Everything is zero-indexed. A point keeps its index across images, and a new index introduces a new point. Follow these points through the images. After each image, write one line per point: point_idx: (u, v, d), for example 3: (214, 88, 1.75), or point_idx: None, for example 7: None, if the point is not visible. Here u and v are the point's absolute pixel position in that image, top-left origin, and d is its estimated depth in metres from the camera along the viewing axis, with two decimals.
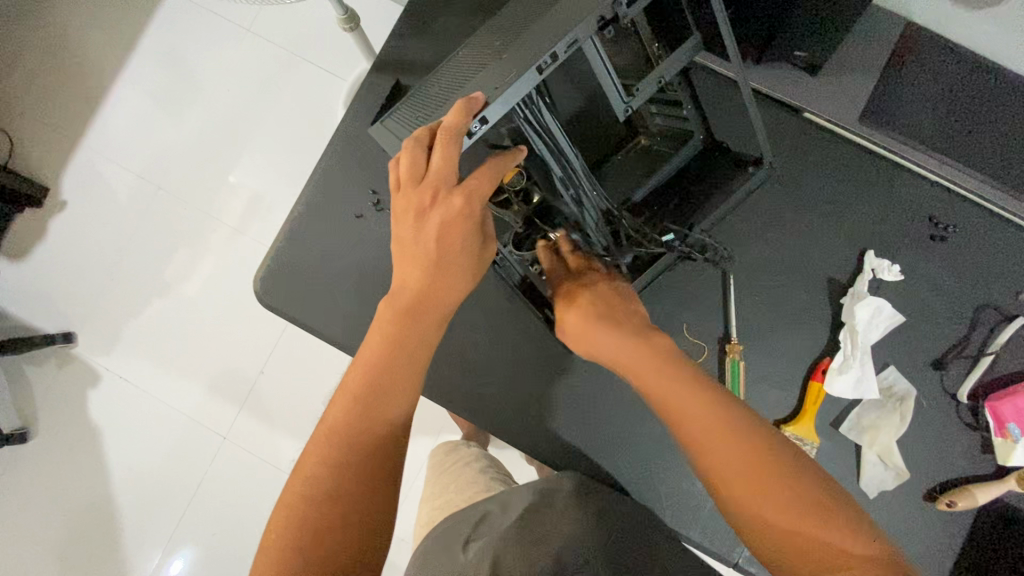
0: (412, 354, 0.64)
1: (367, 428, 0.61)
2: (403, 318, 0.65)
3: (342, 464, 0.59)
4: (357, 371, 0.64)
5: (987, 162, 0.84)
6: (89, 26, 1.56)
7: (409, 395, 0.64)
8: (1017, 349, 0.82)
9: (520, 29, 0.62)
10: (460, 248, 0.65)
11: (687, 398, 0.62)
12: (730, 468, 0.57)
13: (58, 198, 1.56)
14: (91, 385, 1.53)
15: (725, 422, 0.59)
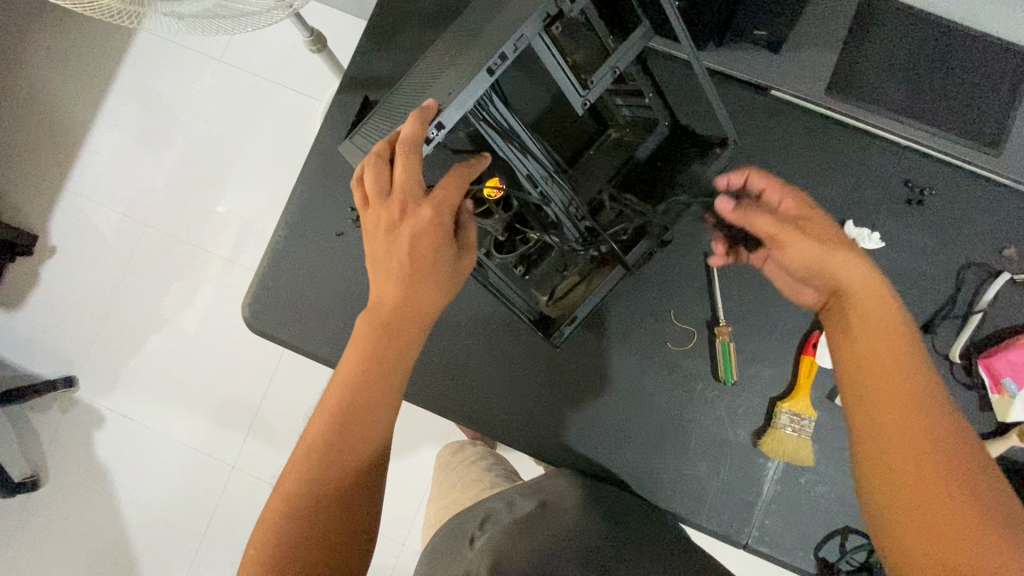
0: (390, 370, 0.64)
1: (349, 445, 0.62)
2: (380, 328, 0.64)
3: (322, 483, 0.60)
4: (337, 383, 0.64)
5: (964, 121, 0.82)
6: (61, 73, 1.57)
7: (389, 412, 0.64)
8: (1004, 304, 0.83)
9: (473, 36, 0.64)
10: (435, 259, 0.64)
11: (897, 377, 0.53)
12: (899, 449, 0.51)
13: (47, 244, 1.57)
14: (96, 426, 1.53)
15: (930, 421, 0.51)
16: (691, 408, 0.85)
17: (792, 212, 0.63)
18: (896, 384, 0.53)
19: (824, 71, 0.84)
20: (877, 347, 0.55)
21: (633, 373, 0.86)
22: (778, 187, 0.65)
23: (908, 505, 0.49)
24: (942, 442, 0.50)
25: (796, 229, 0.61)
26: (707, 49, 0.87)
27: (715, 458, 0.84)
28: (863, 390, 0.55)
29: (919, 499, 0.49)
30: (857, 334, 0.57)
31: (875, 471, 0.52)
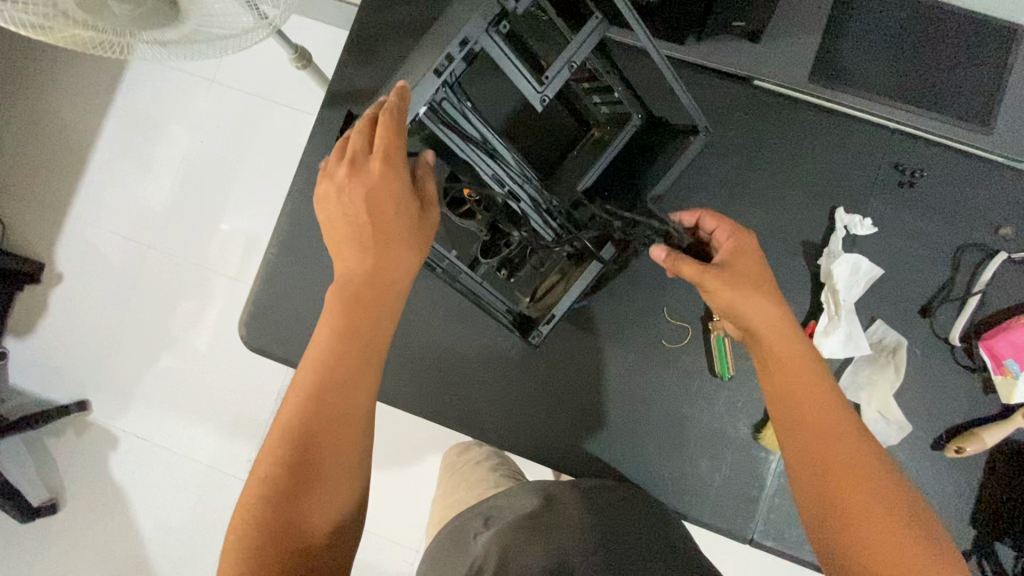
0: (365, 354, 0.57)
1: (321, 440, 0.54)
2: (350, 303, 0.58)
3: (292, 482, 0.52)
4: (305, 370, 0.56)
5: (951, 101, 0.82)
6: (58, 103, 1.59)
7: (366, 403, 0.56)
8: (1003, 284, 0.81)
9: (436, 47, 0.65)
10: (395, 215, 0.58)
11: (825, 415, 0.55)
12: (845, 492, 0.51)
13: (53, 271, 1.59)
14: (112, 447, 1.55)
15: (859, 454, 0.53)
16: (689, 405, 0.84)
17: (730, 250, 0.64)
18: (828, 422, 0.55)
19: (807, 58, 0.84)
20: (798, 387, 0.57)
21: (629, 373, 0.86)
22: (726, 227, 0.66)
23: (869, 549, 0.49)
24: (875, 475, 0.52)
25: (728, 272, 0.61)
26: (687, 42, 0.86)
27: (716, 454, 0.84)
28: (797, 433, 0.55)
29: (875, 540, 0.49)
30: (779, 374, 0.58)
31: (827, 520, 0.52)
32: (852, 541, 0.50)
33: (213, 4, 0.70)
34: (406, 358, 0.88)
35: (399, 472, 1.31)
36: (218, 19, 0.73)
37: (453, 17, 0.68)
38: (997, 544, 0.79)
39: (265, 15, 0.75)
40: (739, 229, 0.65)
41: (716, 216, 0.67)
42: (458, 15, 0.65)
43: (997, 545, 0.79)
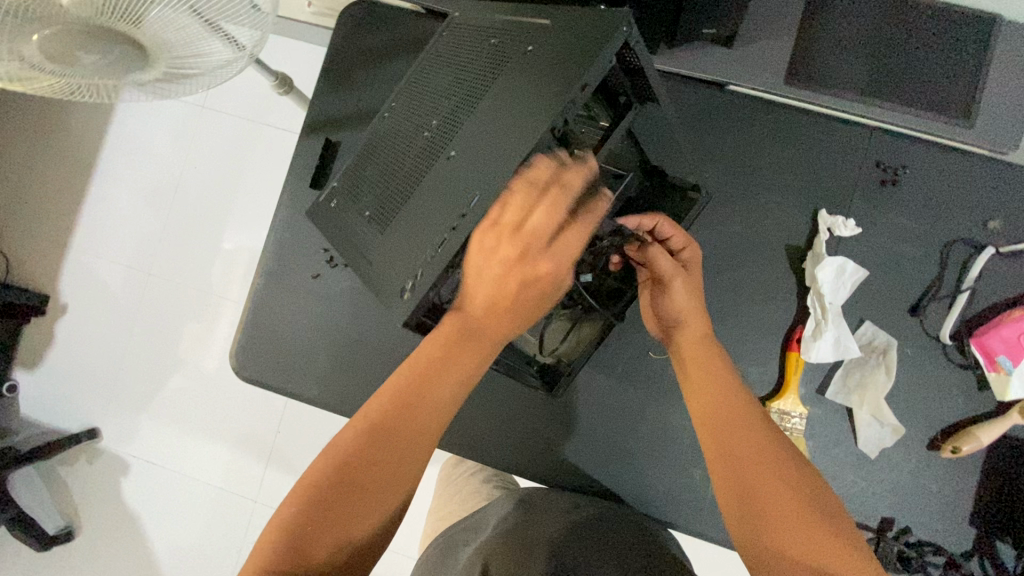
0: (441, 394, 0.58)
1: (371, 480, 0.55)
2: (476, 335, 0.59)
3: (331, 517, 0.53)
4: (397, 395, 0.58)
5: (934, 96, 0.79)
6: (47, 126, 1.53)
7: (428, 446, 0.58)
8: (993, 280, 0.80)
9: (458, 120, 0.61)
10: (521, 297, 0.58)
11: (736, 399, 0.64)
12: (750, 462, 0.60)
13: (58, 302, 1.54)
14: (123, 473, 1.52)
15: (763, 432, 0.62)
16: (680, 415, 0.84)
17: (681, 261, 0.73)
18: (734, 401, 0.64)
19: (780, 60, 0.82)
20: (715, 373, 0.67)
21: (619, 386, 0.86)
22: (682, 236, 0.72)
23: (758, 503, 0.58)
24: (777, 449, 0.60)
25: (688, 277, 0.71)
26: (661, 51, 0.85)
27: (709, 464, 0.83)
28: (712, 411, 0.65)
29: (771, 502, 0.57)
30: (701, 363, 0.68)
31: (734, 481, 0.60)
32: (751, 499, 0.58)
33: (188, 45, 0.72)
34: None
35: None
36: (197, 57, 0.75)
37: (468, 75, 0.63)
38: (998, 543, 0.78)
39: (241, 45, 0.77)
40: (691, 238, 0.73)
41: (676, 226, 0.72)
42: (481, 87, 0.61)
43: (998, 545, 0.78)
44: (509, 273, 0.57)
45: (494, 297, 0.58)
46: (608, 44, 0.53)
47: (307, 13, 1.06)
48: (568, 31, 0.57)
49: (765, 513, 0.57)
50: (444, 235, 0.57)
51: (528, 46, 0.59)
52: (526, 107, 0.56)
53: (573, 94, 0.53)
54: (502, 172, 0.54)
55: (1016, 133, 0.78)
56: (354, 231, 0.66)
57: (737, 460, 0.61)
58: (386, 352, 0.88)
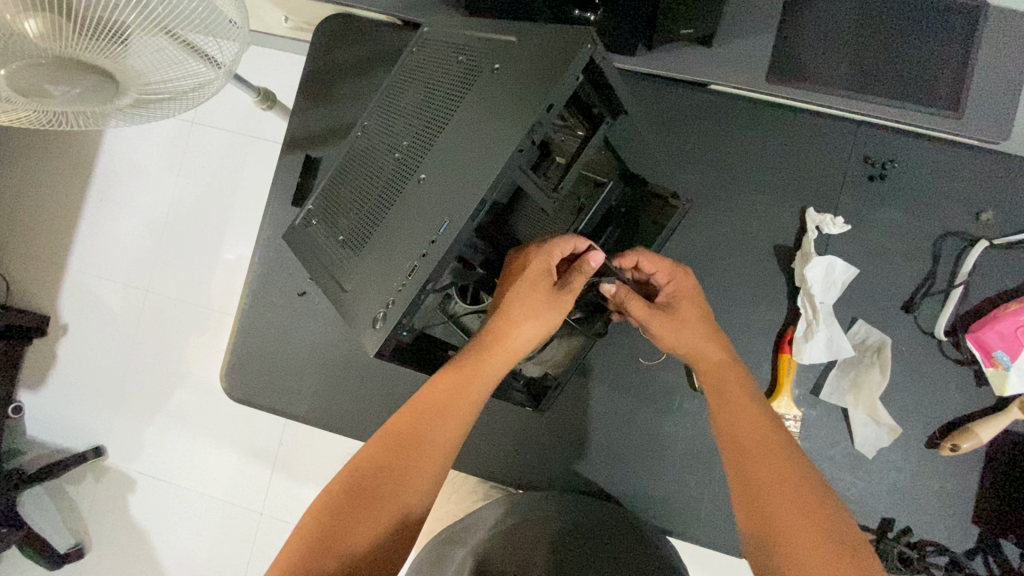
0: (450, 417, 0.63)
1: (379, 487, 0.59)
2: (488, 361, 0.65)
3: (341, 517, 0.57)
4: (411, 412, 0.63)
5: (920, 87, 0.77)
6: (37, 144, 1.48)
7: (435, 467, 0.61)
8: (987, 273, 0.79)
9: (428, 140, 0.60)
10: (518, 330, 0.65)
11: (765, 428, 0.60)
12: (782, 501, 0.54)
13: (59, 322, 1.47)
14: (128, 490, 1.44)
15: (797, 463, 0.57)
16: (673, 421, 0.83)
17: (667, 295, 0.71)
18: (759, 429, 0.60)
19: (762, 56, 0.80)
20: (741, 405, 0.63)
21: (611, 394, 0.85)
22: (664, 270, 0.70)
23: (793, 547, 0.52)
24: (810, 484, 0.55)
25: (666, 317, 0.68)
26: (637, 52, 0.82)
27: (703, 469, 0.82)
28: (737, 441, 0.60)
29: (806, 546, 0.51)
30: (719, 393, 0.64)
31: (766, 520, 0.54)
32: (785, 541, 0.52)
33: (163, 69, 0.72)
34: (386, 397, 0.87)
35: None
36: (175, 80, 0.75)
37: (438, 94, 0.62)
38: (1002, 540, 0.77)
39: (218, 63, 0.76)
40: (676, 268, 0.71)
41: (656, 258, 0.69)
42: (450, 107, 0.60)
43: (1001, 542, 0.77)
44: (523, 307, 0.64)
45: (506, 329, 0.65)
46: (572, 65, 0.52)
47: (285, 28, 1.05)
48: (535, 50, 0.56)
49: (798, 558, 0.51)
50: (413, 262, 0.56)
51: (496, 64, 0.58)
52: (493, 130, 0.55)
53: (538, 117, 0.52)
54: (470, 197, 0.54)
55: (1005, 122, 0.77)
56: (328, 255, 0.66)
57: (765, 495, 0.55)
58: (375, 367, 0.87)
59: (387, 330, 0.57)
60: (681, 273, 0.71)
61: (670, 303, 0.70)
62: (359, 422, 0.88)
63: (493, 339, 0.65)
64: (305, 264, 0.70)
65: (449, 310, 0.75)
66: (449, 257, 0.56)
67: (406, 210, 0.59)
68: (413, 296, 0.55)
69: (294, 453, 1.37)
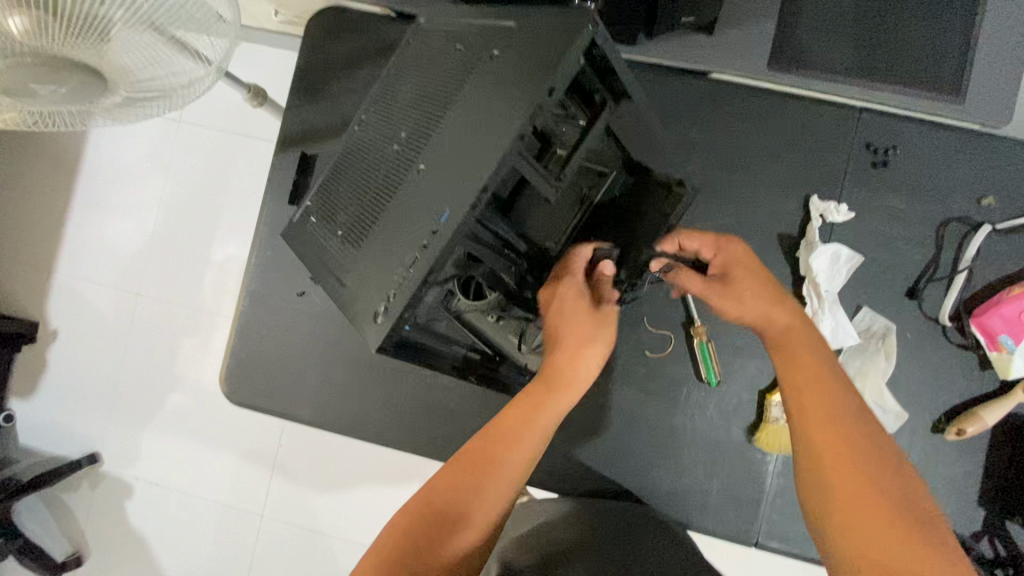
0: (525, 440, 0.61)
1: (459, 506, 0.56)
2: (560, 392, 0.64)
3: (425, 535, 0.54)
4: (486, 434, 0.61)
5: (921, 74, 0.76)
6: (19, 148, 1.44)
7: (514, 483, 0.59)
8: (989, 257, 0.79)
9: (427, 131, 0.59)
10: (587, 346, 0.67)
11: (830, 392, 0.55)
12: (838, 468, 0.52)
13: (48, 328, 1.44)
14: (125, 497, 1.41)
15: (855, 427, 0.53)
16: (680, 413, 0.83)
17: (719, 266, 0.70)
18: (824, 396, 0.55)
19: (763, 43, 0.79)
20: (812, 368, 0.57)
21: (617, 388, 0.84)
22: (708, 244, 0.71)
23: (846, 512, 0.50)
24: (874, 453, 0.52)
25: (722, 287, 0.67)
26: (640, 41, 0.81)
27: (712, 460, 0.82)
28: (798, 408, 0.56)
29: (859, 508, 0.49)
30: (789, 356, 0.59)
31: (820, 486, 0.52)
32: (835, 502, 0.51)
33: (151, 67, 0.70)
34: (390, 396, 0.86)
35: (406, 489, 1.32)
36: (164, 77, 0.73)
37: (435, 82, 0.61)
38: (1009, 523, 0.77)
39: (209, 60, 0.74)
40: (721, 240, 0.71)
41: (697, 235, 0.71)
42: (449, 96, 0.58)
43: (1008, 524, 0.77)
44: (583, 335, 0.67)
45: (563, 361, 0.66)
46: (573, 48, 0.51)
47: (275, 22, 1.03)
48: (534, 35, 0.54)
49: (846, 524, 0.50)
50: (415, 254, 0.55)
51: (495, 50, 0.57)
52: (494, 117, 0.54)
53: (540, 102, 0.52)
54: (473, 187, 0.53)
55: (1007, 105, 0.76)
56: (327, 250, 0.65)
57: (823, 465, 0.52)
58: (378, 366, 0.86)
59: (390, 324, 0.56)
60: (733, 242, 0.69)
61: (724, 271, 0.68)
62: (362, 422, 0.87)
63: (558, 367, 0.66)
64: (303, 260, 0.69)
65: (451, 306, 0.73)
66: (451, 247, 0.55)
67: (406, 203, 0.58)
68: (417, 289, 0.55)
69: (294, 456, 1.35)
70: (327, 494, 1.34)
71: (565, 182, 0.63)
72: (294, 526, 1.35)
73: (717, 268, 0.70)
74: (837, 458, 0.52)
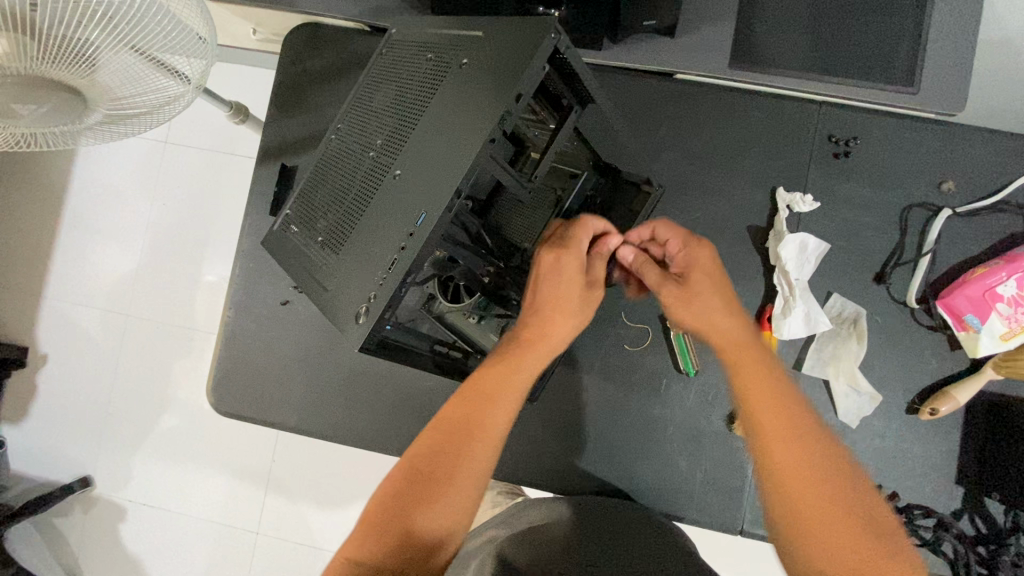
0: (500, 402, 0.62)
1: (444, 474, 0.59)
2: (531, 348, 0.66)
3: (408, 509, 0.57)
4: (461, 402, 0.63)
5: (875, 67, 0.79)
6: (7, 176, 1.45)
7: (495, 447, 0.61)
8: (951, 240, 0.81)
9: (402, 138, 0.61)
10: (569, 304, 0.68)
11: (787, 412, 0.56)
12: (798, 488, 0.53)
13: (38, 352, 1.44)
14: (119, 519, 1.40)
15: (811, 444, 0.54)
16: (660, 405, 0.84)
17: (680, 266, 0.68)
18: (782, 414, 0.56)
19: (725, 42, 0.81)
20: (766, 394, 0.57)
21: (598, 383, 0.86)
22: (677, 239, 0.68)
23: (812, 530, 0.51)
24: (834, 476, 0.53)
25: (676, 288, 0.66)
26: (605, 47, 0.84)
27: (694, 450, 0.83)
28: (755, 424, 0.56)
29: (821, 526, 0.51)
30: (744, 385, 0.58)
31: (786, 500, 0.53)
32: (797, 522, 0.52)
33: (132, 86, 0.72)
34: (375, 400, 0.87)
35: None
36: (145, 95, 0.75)
37: (409, 90, 0.63)
38: (987, 500, 0.78)
39: (187, 77, 0.76)
40: (691, 238, 0.68)
41: (672, 226, 0.69)
42: (421, 103, 0.61)
43: (987, 501, 0.78)
44: (564, 305, 0.68)
45: (545, 320, 0.67)
46: (537, 54, 0.53)
47: (253, 40, 1.06)
48: (499, 44, 0.57)
49: (813, 546, 0.51)
50: (393, 255, 0.57)
51: (464, 59, 0.59)
52: (466, 120, 0.56)
53: (508, 106, 0.54)
54: (446, 188, 0.55)
55: (961, 94, 0.79)
56: (309, 257, 0.66)
57: (782, 477, 0.53)
58: (363, 370, 0.88)
59: (370, 324, 0.57)
60: (695, 249, 0.67)
61: (682, 274, 0.67)
62: (349, 428, 0.88)
63: (533, 329, 0.67)
64: (286, 268, 0.70)
65: (433, 309, 0.78)
66: (430, 249, 0.57)
67: (382, 208, 0.60)
68: (394, 291, 0.56)
69: (289, 471, 1.35)
70: (325, 509, 1.34)
71: (539, 183, 0.64)
72: (292, 541, 1.34)
73: (679, 267, 0.68)
74: (800, 480, 0.53)
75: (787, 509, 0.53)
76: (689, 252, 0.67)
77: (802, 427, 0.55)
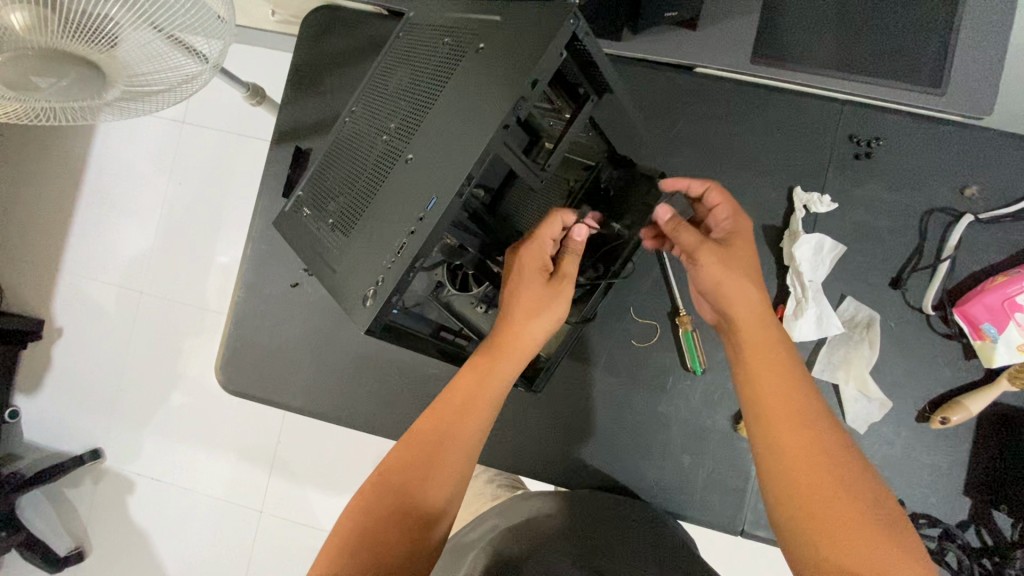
0: (472, 411, 0.65)
1: (418, 480, 0.62)
2: (503, 355, 0.67)
3: (384, 514, 0.60)
4: (434, 413, 0.66)
5: (901, 67, 0.77)
6: (28, 151, 1.47)
7: (467, 455, 0.64)
8: (971, 247, 0.80)
9: (415, 122, 0.61)
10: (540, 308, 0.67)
11: (802, 399, 0.58)
12: (808, 475, 0.54)
13: (53, 325, 1.46)
14: (127, 491, 1.43)
15: (824, 437, 0.56)
16: (666, 402, 0.84)
17: (724, 232, 0.69)
18: (796, 405, 0.58)
19: (746, 36, 0.79)
20: (786, 384, 0.59)
21: (604, 377, 0.85)
22: (726, 206, 0.69)
23: (817, 517, 0.53)
24: (851, 469, 0.55)
25: (716, 246, 0.65)
26: (624, 38, 0.83)
27: (697, 448, 0.83)
28: (766, 411, 0.58)
29: (826, 513, 0.53)
30: (762, 374, 0.60)
31: (792, 487, 0.55)
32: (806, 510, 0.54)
33: (149, 62, 0.72)
34: (380, 385, 0.88)
35: None
36: (162, 72, 0.75)
37: (423, 74, 0.63)
38: (995, 512, 0.77)
39: (205, 56, 0.76)
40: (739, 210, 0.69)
41: (720, 193, 0.70)
42: (435, 87, 0.60)
43: (995, 514, 0.77)
44: (531, 305, 0.67)
45: (514, 325, 0.67)
46: (554, 40, 0.53)
47: (272, 22, 1.06)
48: (515, 30, 0.56)
49: (820, 533, 0.52)
50: (402, 239, 0.57)
51: (480, 44, 0.59)
52: (480, 106, 0.56)
53: (523, 93, 0.53)
54: (457, 173, 0.54)
55: (990, 97, 0.77)
56: (320, 240, 0.66)
57: (793, 463, 0.55)
58: (369, 355, 0.88)
59: (377, 306, 0.57)
60: (735, 218, 0.69)
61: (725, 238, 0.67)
62: (353, 411, 0.88)
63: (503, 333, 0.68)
64: (297, 250, 0.70)
65: (442, 296, 0.77)
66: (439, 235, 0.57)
67: (393, 192, 0.60)
68: (401, 276, 0.56)
69: (294, 452, 1.37)
70: (328, 492, 1.35)
71: (551, 173, 0.64)
72: (294, 522, 1.36)
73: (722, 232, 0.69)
74: (808, 471, 0.55)
75: (794, 496, 0.55)
76: (734, 224, 0.68)
77: (817, 419, 0.57)
